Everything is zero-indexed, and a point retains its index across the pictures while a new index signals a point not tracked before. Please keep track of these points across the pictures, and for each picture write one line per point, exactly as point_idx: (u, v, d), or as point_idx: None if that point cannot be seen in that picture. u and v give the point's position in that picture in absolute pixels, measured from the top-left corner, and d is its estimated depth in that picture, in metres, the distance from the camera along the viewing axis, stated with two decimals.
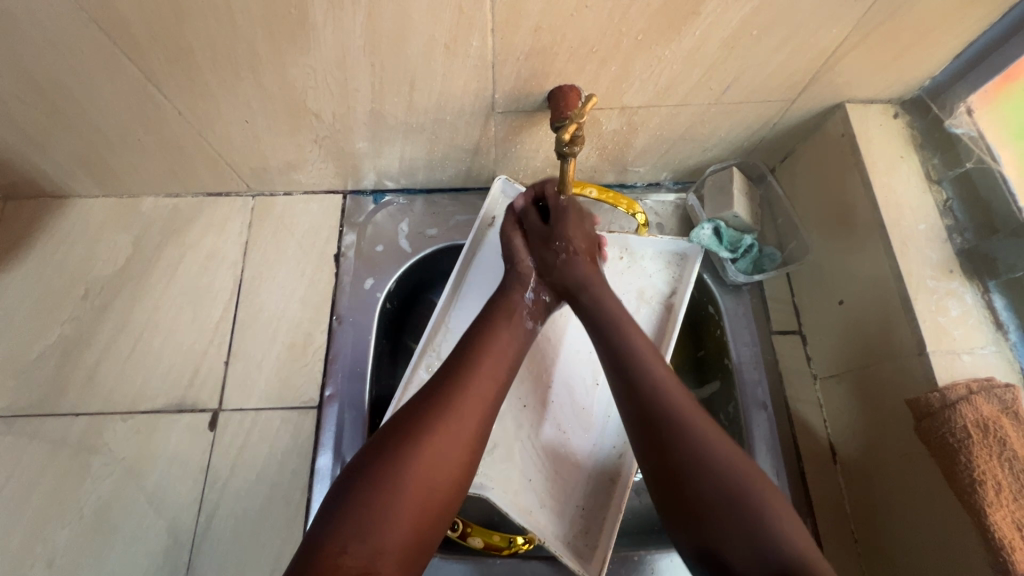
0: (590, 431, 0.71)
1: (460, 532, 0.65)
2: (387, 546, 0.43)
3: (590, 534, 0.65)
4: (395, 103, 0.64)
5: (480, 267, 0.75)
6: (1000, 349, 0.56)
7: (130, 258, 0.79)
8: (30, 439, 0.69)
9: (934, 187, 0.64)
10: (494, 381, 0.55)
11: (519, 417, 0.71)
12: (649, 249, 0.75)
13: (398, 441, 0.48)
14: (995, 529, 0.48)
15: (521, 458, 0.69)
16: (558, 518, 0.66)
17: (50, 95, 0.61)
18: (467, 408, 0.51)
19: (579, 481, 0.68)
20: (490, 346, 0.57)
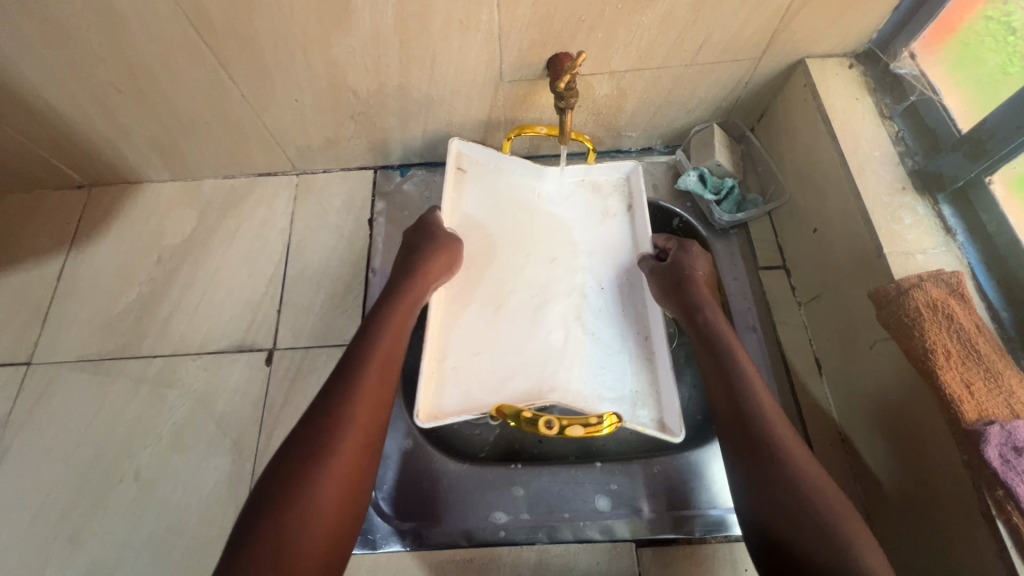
0: (614, 325, 0.77)
1: (558, 426, 0.62)
2: (308, 551, 0.47)
3: (653, 408, 0.71)
4: (419, 77, 0.76)
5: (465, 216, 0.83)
6: (949, 249, 0.64)
7: (194, 229, 0.92)
8: (116, 377, 0.81)
9: (886, 122, 0.73)
10: (386, 378, 0.59)
11: (543, 335, 0.76)
12: (605, 174, 0.87)
13: (306, 456, 0.50)
14: (946, 386, 0.55)
15: (557, 366, 0.73)
16: (613, 402, 0.72)
17: (141, 83, 0.75)
18: (363, 407, 0.55)
19: (615, 368, 0.74)
20: (373, 349, 0.60)
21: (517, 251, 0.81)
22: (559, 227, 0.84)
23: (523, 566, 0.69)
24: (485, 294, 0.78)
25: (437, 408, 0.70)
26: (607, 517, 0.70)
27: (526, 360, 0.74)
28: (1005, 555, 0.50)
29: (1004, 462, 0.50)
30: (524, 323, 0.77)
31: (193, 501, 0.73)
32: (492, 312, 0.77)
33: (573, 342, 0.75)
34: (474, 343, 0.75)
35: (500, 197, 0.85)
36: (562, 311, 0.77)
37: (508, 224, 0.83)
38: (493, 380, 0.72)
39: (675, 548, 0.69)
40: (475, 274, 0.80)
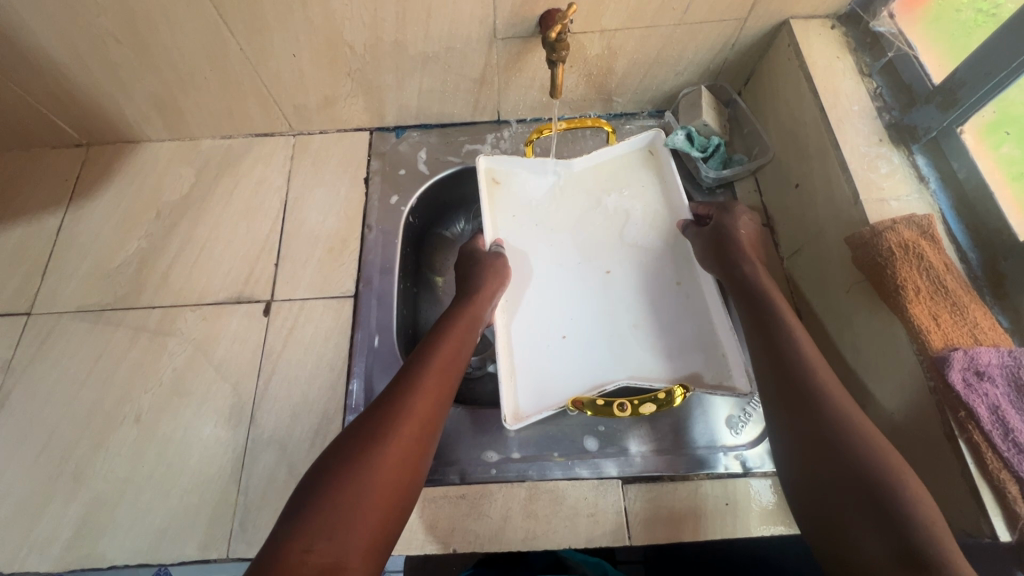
0: (676, 302, 0.76)
1: (630, 409, 0.65)
2: (356, 534, 0.45)
3: (724, 372, 0.70)
4: (415, 32, 0.78)
5: (511, 226, 0.84)
6: (922, 196, 0.67)
7: (192, 186, 0.94)
8: (116, 326, 0.82)
9: (866, 79, 0.76)
10: (448, 380, 0.59)
11: (599, 323, 0.77)
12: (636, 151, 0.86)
13: (364, 439, 0.50)
14: (915, 319, 0.58)
15: (619, 351, 0.75)
16: (684, 373, 0.71)
17: (141, 34, 0.76)
18: (422, 400, 0.55)
19: (683, 340, 0.74)
20: (436, 350, 0.61)
21: (559, 254, 0.83)
22: (601, 216, 0.84)
23: (513, 501, 0.70)
24: (539, 295, 0.80)
25: (521, 411, 0.71)
26: (595, 457, 0.73)
27: (588, 350, 0.76)
28: (965, 470, 0.54)
29: (967, 384, 0.53)
30: (579, 315, 0.78)
31: (193, 442, 0.74)
32: (547, 309, 0.79)
33: (626, 326, 0.76)
34: (537, 342, 0.77)
35: (536, 199, 0.87)
36: (613, 299, 0.79)
37: (548, 226, 0.85)
38: (562, 371, 0.75)
39: (660, 485, 0.71)
40: (526, 277, 0.81)
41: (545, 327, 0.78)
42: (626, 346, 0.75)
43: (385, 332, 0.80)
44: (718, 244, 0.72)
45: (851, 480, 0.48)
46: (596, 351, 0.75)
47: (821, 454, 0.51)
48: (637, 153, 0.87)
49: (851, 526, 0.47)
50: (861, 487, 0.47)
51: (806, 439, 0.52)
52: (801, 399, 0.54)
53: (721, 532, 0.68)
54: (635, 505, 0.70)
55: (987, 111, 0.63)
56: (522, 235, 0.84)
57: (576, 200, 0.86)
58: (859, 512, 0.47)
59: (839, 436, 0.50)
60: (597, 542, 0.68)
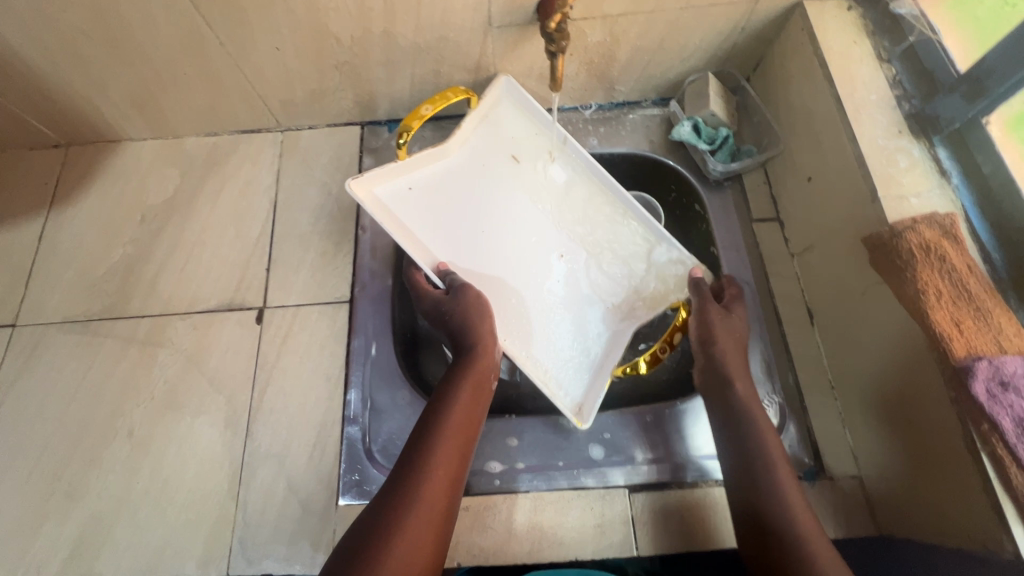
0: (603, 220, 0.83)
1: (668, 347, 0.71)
2: None
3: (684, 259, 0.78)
4: (405, 22, 0.73)
5: (427, 232, 0.75)
6: (944, 191, 0.63)
7: (177, 188, 0.90)
8: (104, 337, 0.80)
9: (885, 65, 0.71)
10: (455, 462, 0.57)
11: (563, 282, 0.80)
12: (495, 106, 0.82)
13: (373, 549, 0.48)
14: (937, 325, 0.55)
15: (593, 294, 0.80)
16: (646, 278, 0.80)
17: (113, 28, 0.71)
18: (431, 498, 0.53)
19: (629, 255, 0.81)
20: (445, 425, 0.59)
21: (507, 227, 0.80)
22: (512, 182, 0.82)
23: (519, 513, 0.68)
24: (510, 290, 0.78)
25: (575, 392, 0.74)
26: (601, 466, 0.71)
27: (568, 305, 0.79)
28: (988, 485, 0.52)
29: (991, 396, 0.51)
30: (545, 283, 0.80)
31: (188, 457, 0.72)
32: (517, 298, 0.78)
33: (583, 257, 0.82)
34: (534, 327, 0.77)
35: (441, 194, 0.78)
36: (572, 251, 0.82)
37: (472, 215, 0.79)
38: (564, 331, 0.77)
39: (668, 493, 0.69)
40: (496, 280, 0.77)
41: (525, 313, 0.77)
42: (605, 287, 0.80)
43: (383, 340, 0.77)
44: (709, 342, 0.68)
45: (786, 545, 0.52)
46: (570, 295, 0.80)
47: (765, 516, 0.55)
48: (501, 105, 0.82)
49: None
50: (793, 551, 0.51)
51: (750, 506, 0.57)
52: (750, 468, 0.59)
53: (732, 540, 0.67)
54: (642, 514, 0.68)
55: (1015, 101, 0.60)
56: (451, 246, 0.76)
57: (479, 174, 0.80)
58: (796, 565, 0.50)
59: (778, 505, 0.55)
60: (605, 553, 0.67)
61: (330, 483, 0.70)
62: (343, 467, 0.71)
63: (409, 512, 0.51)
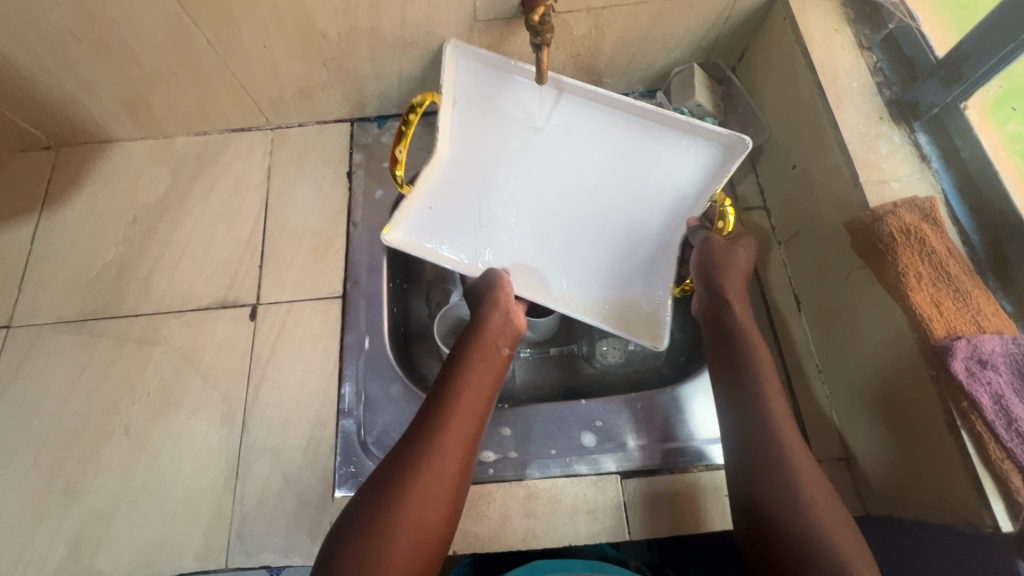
0: (625, 135, 0.80)
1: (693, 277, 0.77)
2: None
3: (713, 138, 0.75)
4: (391, 17, 0.74)
5: (468, 222, 0.81)
6: (924, 176, 0.65)
7: (169, 187, 0.90)
8: (98, 337, 0.80)
9: (866, 52, 0.72)
10: (474, 414, 0.62)
11: (614, 211, 0.83)
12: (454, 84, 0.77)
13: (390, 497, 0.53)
14: (916, 307, 0.56)
15: (643, 208, 0.82)
16: (685, 163, 0.78)
17: (99, 28, 0.72)
18: (450, 451, 0.57)
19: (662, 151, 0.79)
20: (462, 385, 0.63)
21: (540, 186, 0.83)
22: (518, 140, 0.82)
23: (512, 500, 0.69)
24: (566, 250, 0.83)
25: (654, 294, 0.80)
26: (593, 453, 0.72)
27: (626, 233, 0.82)
28: (968, 462, 0.53)
29: (969, 373, 0.52)
30: (591, 221, 0.83)
31: (185, 453, 0.73)
32: (571, 252, 0.83)
33: (618, 180, 0.82)
34: (597, 269, 0.82)
35: (458, 194, 0.82)
36: (601, 178, 0.83)
37: (499, 199, 0.83)
38: (625, 259, 0.82)
39: (659, 478, 0.70)
40: (549, 248, 0.83)
41: (586, 262, 0.82)
42: (646, 192, 0.81)
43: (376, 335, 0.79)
44: (715, 269, 0.72)
45: (776, 474, 0.56)
46: (620, 220, 0.82)
47: (754, 450, 0.58)
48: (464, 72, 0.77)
49: (772, 517, 0.54)
50: (781, 483, 0.55)
51: (739, 436, 0.60)
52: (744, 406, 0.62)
53: (722, 523, 0.68)
54: (634, 499, 0.69)
55: (993, 85, 0.61)
56: (493, 236, 0.82)
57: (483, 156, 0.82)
58: (780, 497, 0.55)
59: (772, 435, 0.58)
60: (597, 538, 0.68)
61: (326, 475, 0.71)
62: (339, 460, 0.72)
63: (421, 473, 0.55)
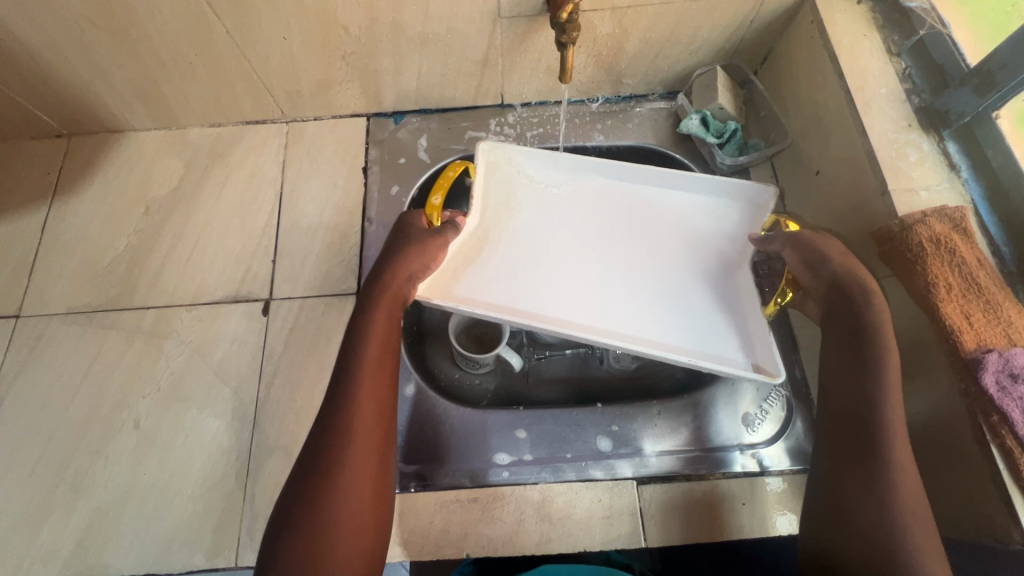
0: (655, 210, 0.82)
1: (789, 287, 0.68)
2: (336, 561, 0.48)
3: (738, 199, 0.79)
4: (413, 12, 0.73)
5: (511, 290, 0.75)
6: (953, 185, 0.64)
7: (182, 178, 0.89)
8: (108, 328, 0.79)
9: (894, 59, 0.71)
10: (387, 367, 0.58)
11: (664, 275, 0.77)
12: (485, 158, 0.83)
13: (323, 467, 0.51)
14: (947, 319, 0.56)
15: (690, 270, 0.77)
16: (718, 231, 0.79)
17: (118, 16, 0.70)
18: (368, 411, 0.54)
19: (695, 221, 0.80)
20: (368, 338, 0.58)
21: (582, 261, 0.79)
22: (549, 205, 0.83)
23: (527, 504, 0.68)
24: (625, 309, 0.74)
25: (738, 355, 0.69)
26: (609, 458, 0.71)
27: (682, 292, 0.76)
28: (997, 478, 0.52)
29: (1000, 387, 0.51)
30: (648, 276, 0.77)
31: (195, 448, 0.72)
32: (621, 306, 0.75)
33: (660, 250, 0.79)
34: (666, 323, 0.73)
35: (499, 276, 0.76)
36: (644, 235, 0.81)
37: (546, 261, 0.78)
38: (690, 316, 0.73)
39: (676, 485, 0.70)
40: (605, 311, 0.74)
41: (652, 319, 0.73)
42: (692, 244, 0.79)
43: None
44: (820, 264, 0.63)
45: (870, 497, 0.51)
46: (671, 283, 0.76)
47: (854, 469, 0.53)
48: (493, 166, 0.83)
49: (843, 540, 0.52)
50: (877, 508, 0.51)
51: (832, 455, 0.55)
52: (856, 415, 0.55)
53: (738, 531, 0.67)
54: (651, 506, 0.68)
55: None
56: (528, 291, 0.75)
57: (513, 221, 0.81)
58: (869, 523, 0.51)
59: (878, 450, 0.53)
60: (612, 544, 0.67)
61: None
62: None
63: (345, 465, 0.51)
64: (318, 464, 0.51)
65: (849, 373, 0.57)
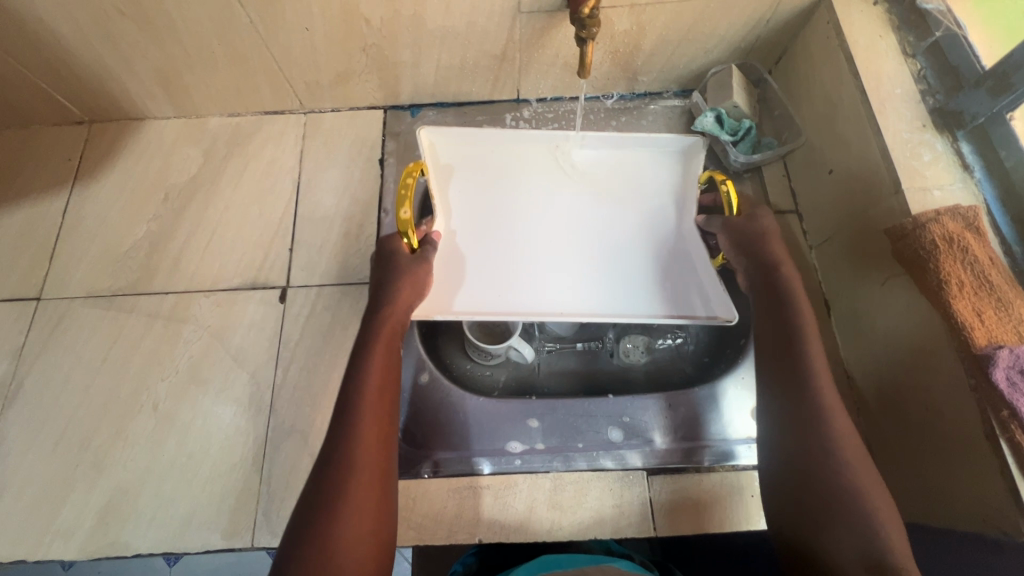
0: (598, 171, 0.86)
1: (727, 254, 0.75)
2: None
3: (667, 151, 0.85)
4: (435, 5, 0.74)
5: (485, 269, 0.80)
6: (966, 185, 0.65)
7: (201, 167, 0.91)
8: (128, 313, 0.80)
9: (909, 60, 0.72)
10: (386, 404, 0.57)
11: (617, 231, 0.83)
12: (438, 160, 0.84)
13: (325, 503, 0.50)
14: (958, 315, 0.56)
15: (637, 221, 0.83)
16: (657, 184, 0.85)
17: (145, 5, 0.71)
18: (370, 448, 0.54)
19: (637, 176, 0.86)
20: (368, 371, 0.58)
21: (546, 233, 0.83)
22: (516, 192, 0.85)
23: (538, 492, 0.70)
24: (590, 273, 0.80)
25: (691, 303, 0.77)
26: (620, 447, 0.72)
27: (636, 243, 0.82)
28: (1006, 472, 0.53)
29: (1010, 383, 0.52)
30: (603, 234, 0.83)
31: (212, 431, 0.73)
32: (600, 283, 0.80)
33: (609, 206, 0.84)
34: (627, 282, 0.80)
35: (476, 263, 0.80)
36: (597, 201, 0.85)
37: (511, 239, 0.82)
38: (643, 268, 0.80)
39: (685, 476, 0.71)
40: (574, 279, 0.80)
41: (615, 282, 0.80)
42: (640, 197, 0.85)
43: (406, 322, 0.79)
44: (746, 242, 0.69)
45: (842, 487, 0.52)
46: (623, 238, 0.83)
47: (819, 462, 0.54)
48: (443, 152, 0.85)
49: (819, 530, 0.52)
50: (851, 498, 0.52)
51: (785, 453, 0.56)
52: (791, 374, 0.58)
53: (747, 523, 0.68)
54: (661, 496, 0.70)
55: None
56: (502, 276, 0.79)
57: (482, 214, 0.83)
58: (857, 513, 0.51)
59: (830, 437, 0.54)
60: (623, 532, 0.68)
61: None
62: None
63: (348, 493, 0.51)
64: (322, 498, 0.51)
65: (772, 339, 0.62)
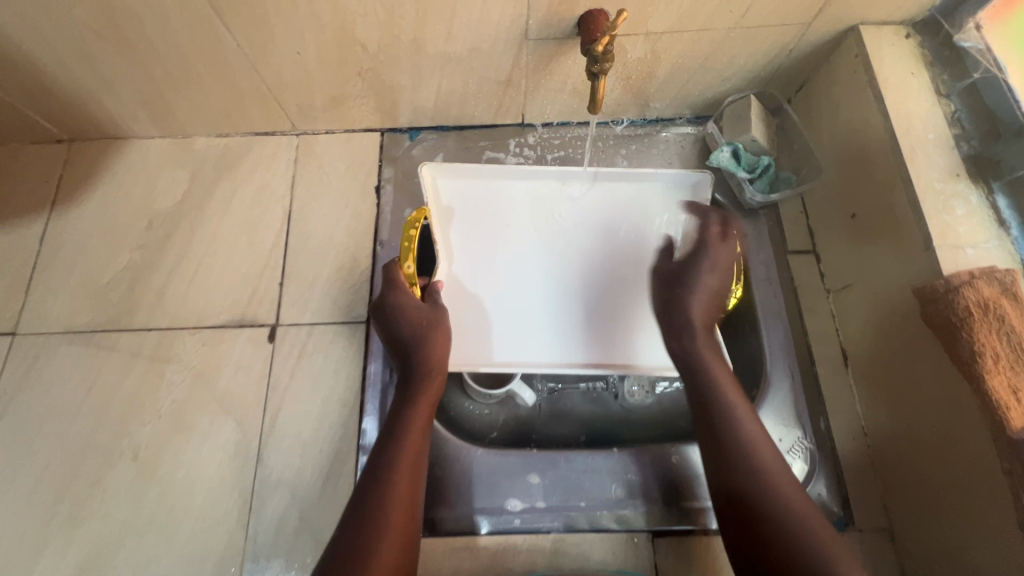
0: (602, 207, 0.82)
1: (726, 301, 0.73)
2: None
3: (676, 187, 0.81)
4: (436, 31, 0.69)
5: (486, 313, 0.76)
6: (1002, 243, 0.60)
7: (187, 192, 0.86)
8: (109, 350, 0.76)
9: (943, 100, 0.67)
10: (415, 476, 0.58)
11: (621, 271, 0.79)
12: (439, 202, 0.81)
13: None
14: (992, 393, 0.53)
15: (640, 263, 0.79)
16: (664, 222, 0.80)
17: (122, 26, 0.66)
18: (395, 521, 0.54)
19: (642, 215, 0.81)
20: (405, 442, 0.59)
21: (549, 276, 0.79)
22: (519, 235, 0.81)
23: (538, 553, 0.68)
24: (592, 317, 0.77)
25: None
26: (625, 508, 0.69)
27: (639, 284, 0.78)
28: None
29: None
30: (604, 275, 0.79)
31: (197, 481, 0.70)
32: (606, 334, 0.76)
33: (611, 246, 0.80)
34: (630, 326, 0.76)
35: (479, 308, 0.76)
36: (600, 240, 0.80)
37: (513, 282, 0.78)
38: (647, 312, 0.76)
39: (692, 539, 0.68)
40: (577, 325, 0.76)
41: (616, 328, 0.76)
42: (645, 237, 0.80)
43: None
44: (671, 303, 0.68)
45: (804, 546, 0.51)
46: (625, 278, 0.78)
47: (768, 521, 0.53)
48: (445, 190, 0.81)
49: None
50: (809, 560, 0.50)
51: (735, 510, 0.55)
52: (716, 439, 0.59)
53: None
54: (666, 560, 0.67)
55: None
56: (506, 323, 0.76)
57: (484, 258, 0.79)
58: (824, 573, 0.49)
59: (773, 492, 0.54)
60: None
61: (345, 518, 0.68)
62: None
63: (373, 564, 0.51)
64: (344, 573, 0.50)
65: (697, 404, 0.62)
